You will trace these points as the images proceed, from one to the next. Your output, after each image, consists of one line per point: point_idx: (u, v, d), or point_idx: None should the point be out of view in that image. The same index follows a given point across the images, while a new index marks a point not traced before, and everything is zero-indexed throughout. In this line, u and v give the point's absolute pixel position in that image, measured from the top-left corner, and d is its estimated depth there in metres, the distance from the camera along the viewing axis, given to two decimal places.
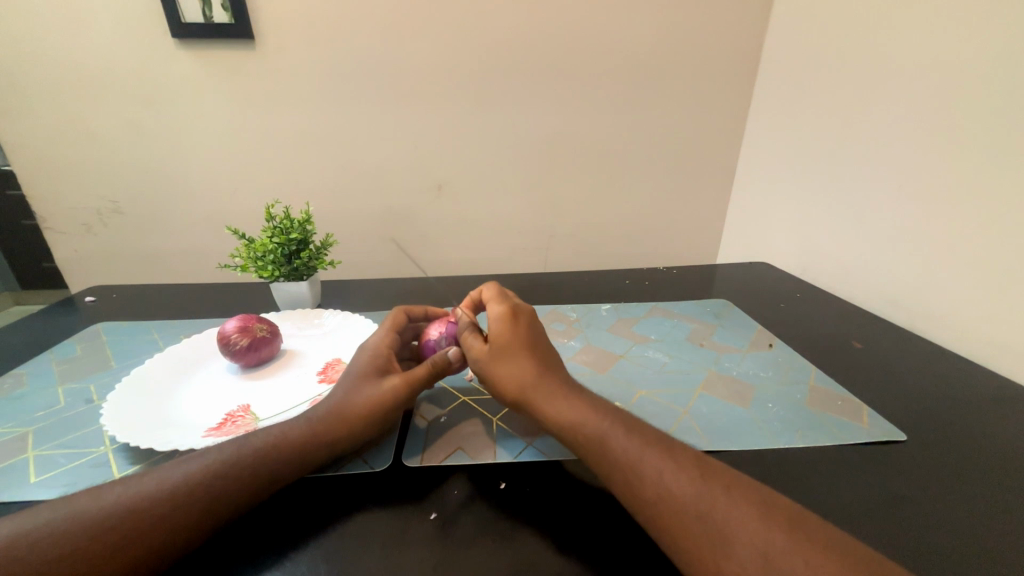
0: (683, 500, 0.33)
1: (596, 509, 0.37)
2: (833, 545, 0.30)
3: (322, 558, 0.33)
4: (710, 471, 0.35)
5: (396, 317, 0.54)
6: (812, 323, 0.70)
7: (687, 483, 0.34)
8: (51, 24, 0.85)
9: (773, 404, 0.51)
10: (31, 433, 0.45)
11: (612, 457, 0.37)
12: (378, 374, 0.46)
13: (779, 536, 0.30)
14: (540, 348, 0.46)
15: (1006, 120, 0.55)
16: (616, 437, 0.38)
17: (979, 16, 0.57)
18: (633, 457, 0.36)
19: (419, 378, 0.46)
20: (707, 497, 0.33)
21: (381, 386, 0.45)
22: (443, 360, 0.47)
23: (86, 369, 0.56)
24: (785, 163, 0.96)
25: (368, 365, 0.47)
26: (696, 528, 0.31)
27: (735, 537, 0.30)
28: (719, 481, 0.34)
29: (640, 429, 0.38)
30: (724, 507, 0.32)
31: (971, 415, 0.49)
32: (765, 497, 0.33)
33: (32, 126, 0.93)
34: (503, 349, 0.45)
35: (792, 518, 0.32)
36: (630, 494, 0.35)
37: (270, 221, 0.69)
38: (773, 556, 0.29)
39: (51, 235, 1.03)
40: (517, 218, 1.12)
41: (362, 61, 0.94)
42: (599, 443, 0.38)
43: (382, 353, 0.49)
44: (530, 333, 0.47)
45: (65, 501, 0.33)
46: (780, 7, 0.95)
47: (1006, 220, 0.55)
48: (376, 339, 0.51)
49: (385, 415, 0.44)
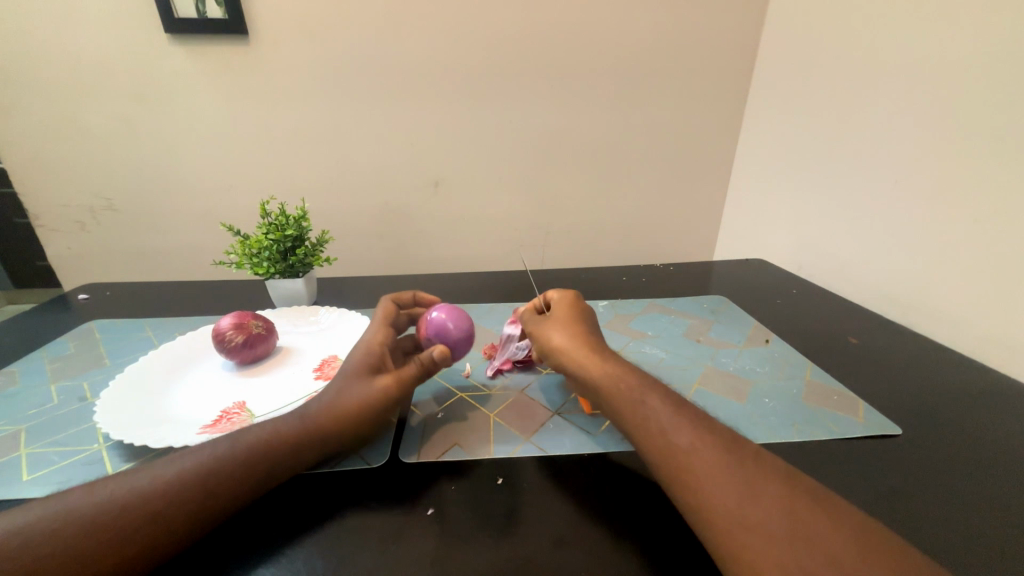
0: (712, 457, 0.34)
1: (597, 502, 0.37)
2: (844, 522, 0.30)
3: (318, 555, 0.33)
4: (739, 438, 0.36)
5: (385, 308, 0.53)
6: (807, 318, 0.70)
7: (717, 445, 0.35)
8: (43, 19, 0.85)
9: (769, 398, 0.51)
10: (24, 430, 0.45)
11: (646, 412, 0.38)
12: (370, 369, 0.45)
13: (795, 505, 0.31)
14: (592, 331, 0.48)
15: (1000, 115, 0.55)
16: (653, 398, 0.39)
17: (974, 12, 0.57)
18: (668, 416, 0.37)
19: (408, 375, 0.45)
20: (732, 463, 0.33)
21: (370, 383, 0.44)
22: (429, 360, 0.45)
23: (80, 366, 0.56)
24: (781, 160, 0.96)
25: (362, 360, 0.46)
26: (724, 480, 0.32)
27: (761, 492, 0.32)
28: (746, 448, 0.35)
29: (675, 397, 0.40)
30: (746, 473, 0.33)
31: (966, 409, 0.50)
32: (786, 472, 0.33)
33: (24, 123, 0.92)
34: (556, 325, 0.49)
35: (813, 485, 0.33)
36: (661, 446, 0.36)
37: (265, 218, 0.68)
38: (797, 510, 0.31)
39: (44, 233, 1.02)
40: (513, 215, 1.12)
41: (357, 57, 0.93)
42: (638, 399, 0.39)
43: (375, 346, 0.47)
44: (586, 321, 0.50)
45: (56, 498, 0.33)
46: (776, 4, 0.95)
47: (1001, 214, 0.56)
48: (371, 331, 0.50)
49: (376, 415, 0.43)
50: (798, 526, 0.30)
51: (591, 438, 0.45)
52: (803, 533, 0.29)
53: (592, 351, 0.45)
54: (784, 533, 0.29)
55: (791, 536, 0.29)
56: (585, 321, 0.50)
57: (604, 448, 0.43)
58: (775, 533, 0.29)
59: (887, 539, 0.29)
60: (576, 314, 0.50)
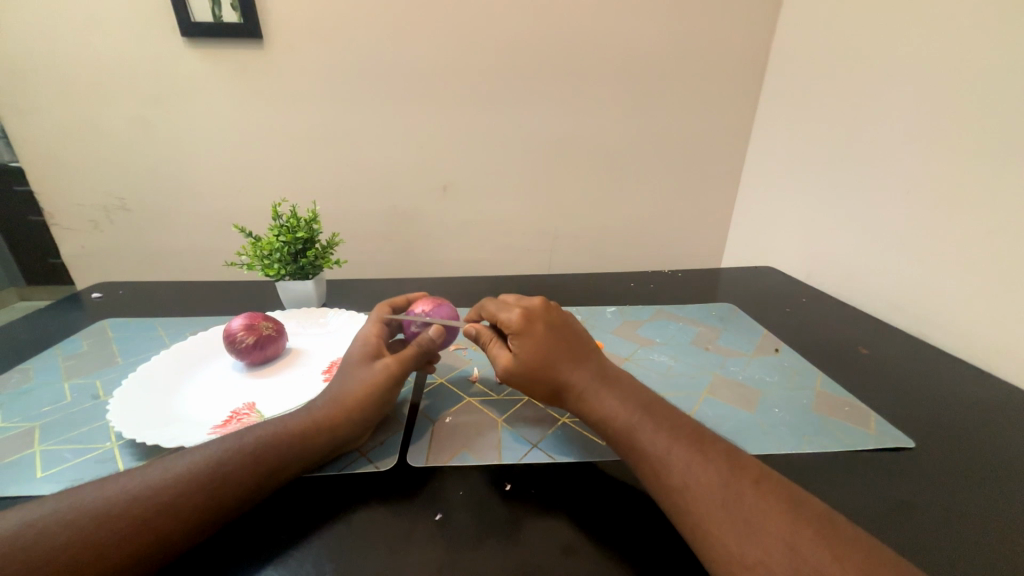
0: (710, 493, 0.33)
1: (604, 511, 0.37)
2: (850, 554, 0.29)
3: (326, 557, 0.33)
4: (740, 463, 0.35)
5: (381, 307, 0.54)
6: (816, 327, 0.70)
7: (715, 473, 0.34)
8: (61, 22, 0.86)
9: (780, 409, 0.50)
10: (38, 427, 0.46)
11: (641, 451, 0.38)
12: (371, 358, 0.47)
13: (800, 542, 0.30)
14: (565, 333, 0.45)
15: (1013, 125, 0.55)
16: (645, 432, 0.38)
17: (989, 21, 0.57)
18: (664, 446, 0.37)
19: (408, 355, 0.47)
20: (729, 497, 0.33)
21: (372, 369, 0.46)
22: (426, 340, 0.47)
23: (92, 365, 0.56)
24: (791, 167, 0.95)
25: (361, 352, 0.48)
26: (724, 516, 0.32)
27: (763, 526, 0.31)
28: (748, 473, 0.34)
29: (668, 420, 0.39)
30: (748, 504, 0.32)
31: (979, 423, 0.49)
32: (789, 498, 0.33)
33: (41, 123, 0.94)
34: (528, 347, 0.43)
35: (819, 510, 0.32)
36: (660, 485, 0.36)
37: (277, 220, 0.69)
38: (800, 545, 0.30)
39: (57, 231, 1.03)
40: (521, 219, 1.12)
41: (369, 61, 0.94)
42: (631, 439, 0.39)
43: (372, 339, 0.49)
44: (558, 340, 0.44)
45: (70, 493, 0.33)
46: (788, 12, 0.95)
47: (1015, 226, 0.55)
48: (365, 327, 0.51)
49: (381, 394, 0.45)
50: (802, 561, 0.29)
51: (598, 445, 0.44)
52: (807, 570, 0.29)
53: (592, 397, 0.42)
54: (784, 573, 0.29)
55: None
56: (549, 322, 0.45)
57: (611, 456, 0.43)
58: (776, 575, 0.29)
59: (897, 570, 0.28)
60: (538, 323, 0.44)
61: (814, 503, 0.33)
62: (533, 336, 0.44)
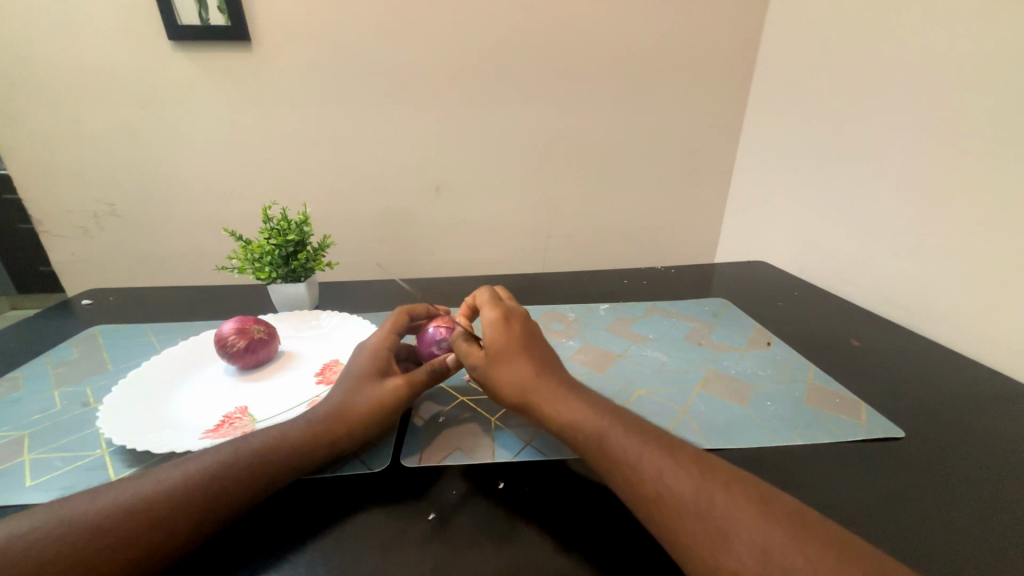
0: (683, 497, 0.33)
1: (582, 513, 0.37)
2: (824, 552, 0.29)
3: (321, 559, 0.33)
4: (710, 468, 0.35)
5: (398, 316, 0.53)
6: (809, 320, 0.70)
7: (687, 480, 0.34)
8: (47, 27, 0.85)
9: (772, 401, 0.51)
10: (27, 436, 0.45)
11: (612, 455, 0.37)
12: (379, 374, 0.46)
13: (773, 542, 0.30)
14: (531, 338, 0.46)
15: (1003, 116, 0.55)
16: (616, 436, 0.38)
17: (976, 13, 0.57)
18: (635, 452, 0.36)
19: (420, 379, 0.46)
20: (702, 501, 0.33)
21: (381, 387, 0.44)
22: (441, 365, 0.47)
23: (83, 372, 0.56)
24: (781, 162, 0.96)
25: (367, 365, 0.46)
26: (697, 523, 0.32)
27: (733, 531, 0.31)
28: (718, 478, 0.34)
29: (637, 426, 0.39)
30: (721, 507, 0.32)
31: (970, 413, 0.49)
32: (758, 497, 0.33)
33: (28, 130, 0.93)
34: (498, 340, 0.45)
35: (790, 511, 0.32)
36: (631, 491, 0.35)
37: (268, 223, 0.68)
38: (772, 550, 0.30)
39: (47, 239, 1.03)
40: (515, 218, 1.12)
41: (359, 62, 0.93)
42: (600, 441, 0.38)
43: (383, 353, 0.48)
44: (529, 340, 0.46)
45: (61, 504, 0.33)
46: (776, 6, 0.95)
47: (1006, 215, 0.55)
48: (376, 340, 0.49)
49: (385, 416, 0.43)
50: (773, 568, 0.29)
51: None
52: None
53: (555, 392, 0.42)
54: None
55: None
56: (523, 324, 0.47)
57: None
58: None
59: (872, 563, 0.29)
60: (514, 323, 0.47)
61: (784, 500, 0.33)
62: (505, 329, 0.46)
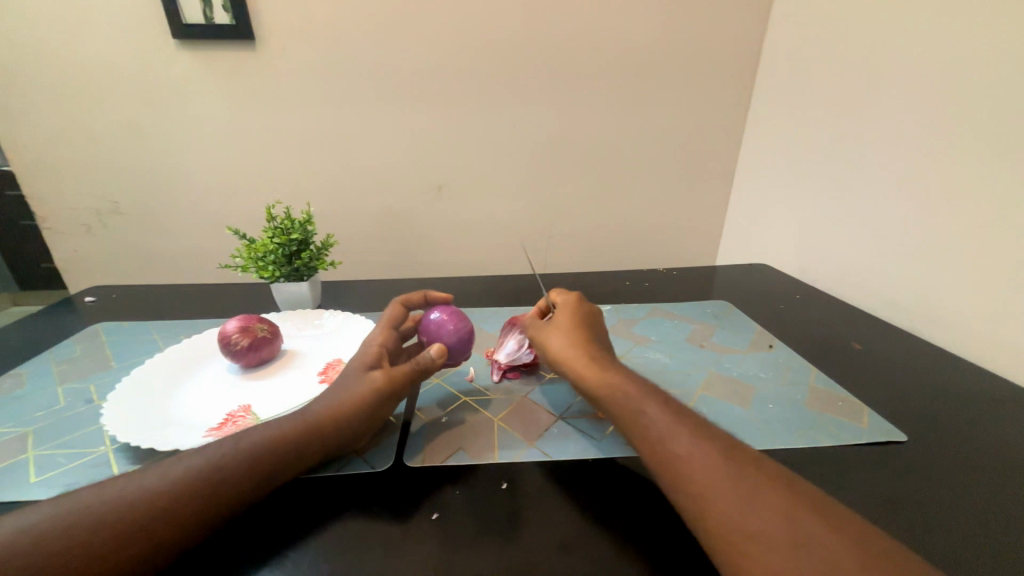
0: (710, 463, 0.34)
1: (605, 500, 0.38)
2: (843, 529, 0.30)
3: (323, 559, 0.33)
4: (736, 444, 0.36)
5: (394, 308, 0.53)
6: (810, 324, 0.70)
7: (712, 450, 0.35)
8: (52, 23, 0.85)
9: (774, 404, 0.51)
10: (31, 433, 0.45)
11: (645, 419, 0.39)
12: (366, 371, 0.45)
13: (800, 513, 0.31)
14: (585, 328, 0.50)
15: (1006, 119, 0.55)
16: (650, 403, 0.40)
17: (979, 17, 0.57)
18: (664, 426, 0.37)
19: (401, 373, 0.45)
20: (730, 469, 0.34)
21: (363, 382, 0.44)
22: (426, 359, 0.46)
23: (86, 369, 0.56)
24: (784, 164, 0.96)
25: (358, 363, 0.46)
26: (723, 487, 0.33)
27: (759, 498, 0.32)
28: (745, 454, 0.35)
29: (671, 401, 0.40)
30: (747, 475, 0.33)
31: (972, 417, 0.49)
32: (781, 475, 0.34)
33: (32, 126, 0.93)
34: (569, 322, 0.51)
35: (810, 494, 0.32)
36: (660, 455, 0.36)
37: (271, 222, 0.69)
38: (796, 517, 0.31)
39: (49, 235, 1.03)
40: (517, 218, 1.12)
41: (362, 61, 0.94)
42: (636, 406, 0.40)
43: (375, 349, 0.47)
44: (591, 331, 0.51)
45: (64, 499, 0.33)
46: (779, 8, 0.95)
47: (1008, 219, 0.55)
48: (374, 335, 0.50)
49: (368, 412, 0.43)
50: (796, 533, 0.30)
51: (592, 443, 0.45)
52: (802, 557, 0.29)
53: (600, 361, 0.45)
54: (783, 540, 0.29)
55: (791, 542, 0.29)
56: (593, 322, 0.52)
57: (604, 455, 0.43)
58: (775, 541, 0.30)
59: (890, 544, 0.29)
60: (586, 316, 0.52)
61: (803, 482, 0.34)
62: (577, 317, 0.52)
